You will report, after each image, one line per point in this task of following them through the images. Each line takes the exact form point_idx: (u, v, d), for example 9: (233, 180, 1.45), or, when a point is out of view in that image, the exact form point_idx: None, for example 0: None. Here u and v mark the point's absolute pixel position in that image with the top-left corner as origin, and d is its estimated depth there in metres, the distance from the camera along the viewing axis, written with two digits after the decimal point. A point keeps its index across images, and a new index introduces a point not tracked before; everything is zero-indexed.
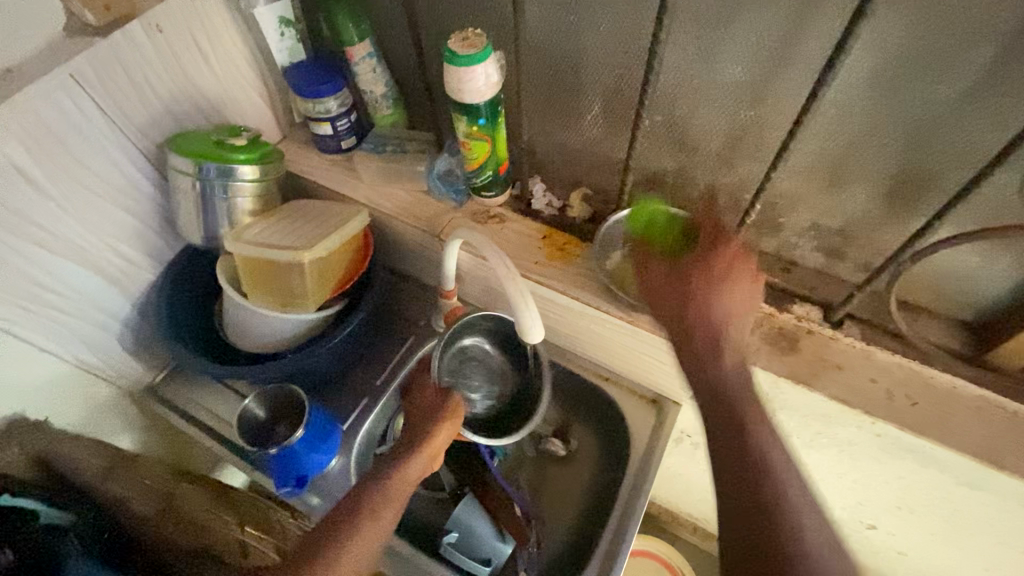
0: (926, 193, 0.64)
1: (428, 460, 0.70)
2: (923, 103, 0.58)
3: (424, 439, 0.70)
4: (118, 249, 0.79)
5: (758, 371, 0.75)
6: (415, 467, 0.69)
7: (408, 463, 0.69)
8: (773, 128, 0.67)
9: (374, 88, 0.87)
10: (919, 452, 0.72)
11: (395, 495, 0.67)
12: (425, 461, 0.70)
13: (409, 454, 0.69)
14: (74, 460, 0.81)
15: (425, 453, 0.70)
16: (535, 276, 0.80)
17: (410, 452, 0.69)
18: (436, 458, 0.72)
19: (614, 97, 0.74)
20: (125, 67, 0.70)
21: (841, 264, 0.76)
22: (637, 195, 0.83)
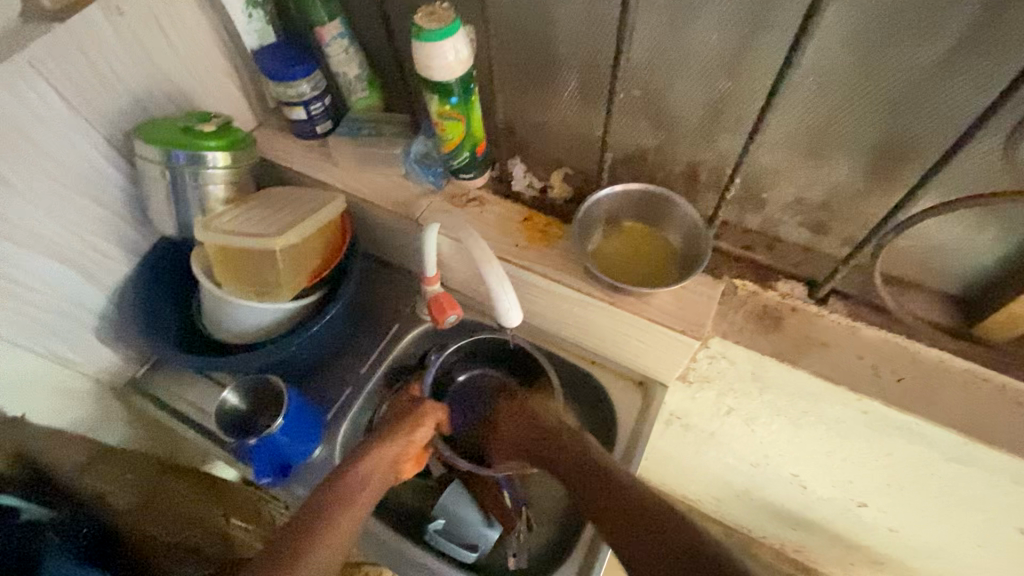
0: (909, 162, 0.62)
1: (399, 457, 0.73)
2: (905, 65, 0.56)
3: (401, 436, 0.73)
4: (90, 242, 0.77)
5: (743, 350, 0.74)
6: (388, 461, 0.71)
7: (382, 456, 0.71)
8: (753, 98, 0.65)
9: (347, 70, 0.84)
10: (907, 429, 0.71)
11: (368, 487, 0.69)
12: (400, 457, 0.72)
13: (386, 449, 0.71)
14: (51, 456, 0.82)
15: (398, 449, 0.72)
16: (516, 259, 0.77)
17: (387, 446, 0.72)
18: (407, 459, 0.74)
19: (591, 71, 0.72)
20: (87, 53, 0.67)
21: (826, 239, 0.75)
22: (618, 174, 0.81)
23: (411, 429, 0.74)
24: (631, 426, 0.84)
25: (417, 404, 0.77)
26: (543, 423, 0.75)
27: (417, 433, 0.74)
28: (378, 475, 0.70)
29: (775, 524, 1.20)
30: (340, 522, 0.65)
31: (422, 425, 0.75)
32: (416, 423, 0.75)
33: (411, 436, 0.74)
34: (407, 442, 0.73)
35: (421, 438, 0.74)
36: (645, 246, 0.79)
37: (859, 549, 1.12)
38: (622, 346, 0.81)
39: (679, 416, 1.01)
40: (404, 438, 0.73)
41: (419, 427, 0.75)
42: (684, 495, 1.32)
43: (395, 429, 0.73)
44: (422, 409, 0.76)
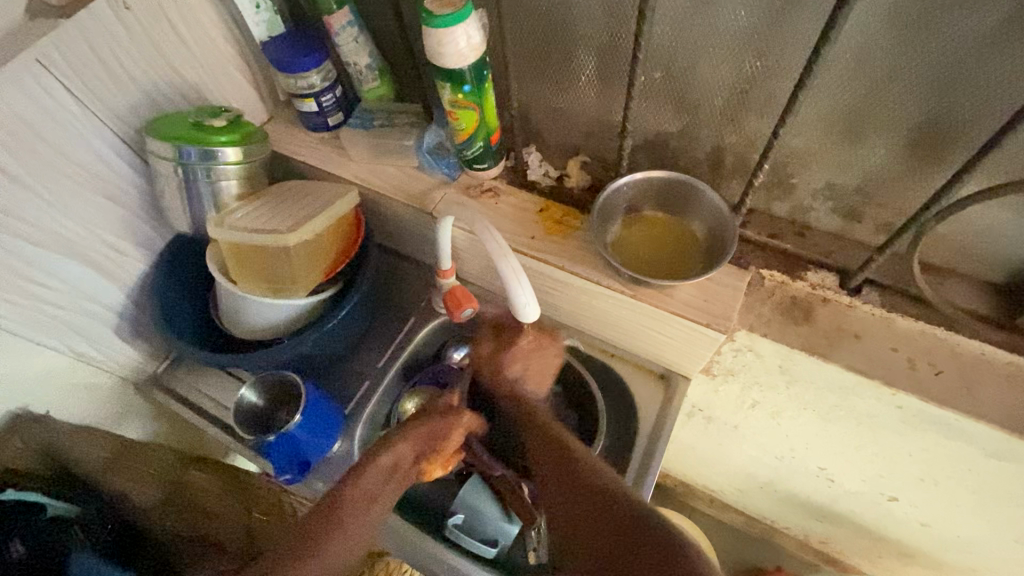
0: (955, 143, 0.59)
1: (424, 459, 0.70)
2: (951, 39, 0.52)
3: (431, 437, 0.70)
4: (107, 240, 0.77)
5: (770, 343, 0.71)
6: (411, 462, 0.69)
7: (406, 455, 0.68)
8: (783, 78, 0.61)
9: (357, 59, 0.82)
10: (946, 425, 0.68)
11: (387, 489, 0.67)
12: (424, 459, 0.69)
13: (409, 447, 0.69)
14: (76, 454, 0.83)
15: (425, 449, 0.70)
16: (533, 251, 0.75)
17: (414, 446, 0.69)
18: (432, 462, 0.70)
19: (610, 54, 0.69)
20: (96, 49, 0.67)
21: (859, 226, 0.71)
22: (638, 160, 0.78)
23: (445, 432, 0.70)
24: (653, 420, 0.82)
25: (454, 409, 0.72)
26: (535, 407, 0.73)
27: (449, 438, 0.71)
28: (399, 473, 0.68)
29: (800, 515, 1.18)
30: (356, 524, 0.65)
31: (457, 427, 0.71)
32: (448, 426, 0.71)
33: (442, 439, 0.70)
34: (436, 444, 0.70)
35: (452, 442, 0.71)
36: (667, 236, 0.76)
37: (888, 542, 1.09)
38: (645, 339, 0.79)
39: (702, 408, 0.99)
40: (433, 440, 0.70)
41: (454, 432, 0.71)
42: (705, 485, 1.31)
43: (425, 429, 0.70)
44: (460, 417, 0.71)
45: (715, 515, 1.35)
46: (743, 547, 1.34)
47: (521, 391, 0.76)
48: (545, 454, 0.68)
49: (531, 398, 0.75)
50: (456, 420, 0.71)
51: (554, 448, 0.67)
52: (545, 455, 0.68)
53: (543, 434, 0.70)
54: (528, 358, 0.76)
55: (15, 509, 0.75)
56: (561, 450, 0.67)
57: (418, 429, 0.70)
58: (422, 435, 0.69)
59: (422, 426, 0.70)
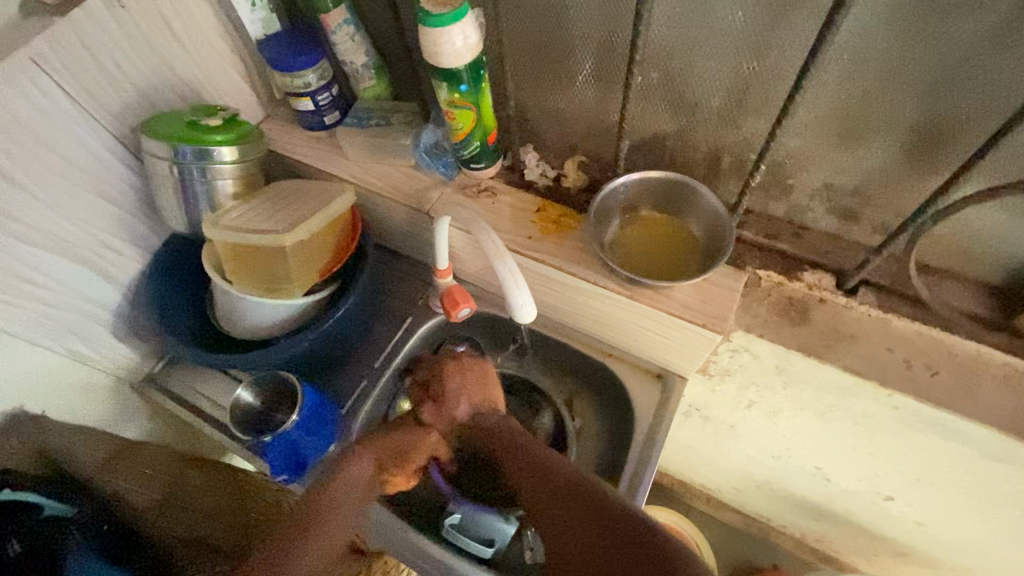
0: (951, 146, 0.59)
1: (383, 468, 0.66)
2: (948, 42, 0.52)
3: (392, 446, 0.67)
4: (103, 240, 0.77)
5: (767, 344, 0.71)
6: (372, 473, 0.66)
7: (363, 467, 0.65)
8: (780, 78, 0.61)
9: (353, 59, 0.82)
10: (941, 425, 0.68)
11: (351, 501, 0.65)
12: (385, 471, 0.66)
13: (369, 463, 0.66)
14: (71, 451, 0.83)
15: (384, 458, 0.66)
16: (530, 251, 0.75)
17: (374, 453, 0.66)
18: (395, 473, 0.67)
19: (607, 53, 0.69)
20: (90, 49, 0.66)
21: (856, 226, 0.71)
22: (636, 160, 0.78)
23: (410, 445, 0.67)
24: (649, 419, 0.82)
25: (419, 427, 0.68)
26: (493, 430, 0.67)
27: (413, 453, 0.67)
28: (360, 483, 0.65)
29: (797, 514, 1.18)
30: (301, 564, 0.62)
31: (423, 438, 0.67)
32: (413, 441, 0.67)
33: (403, 452, 0.67)
34: (399, 457, 0.66)
35: (416, 457, 0.67)
36: (665, 236, 0.76)
37: (884, 541, 1.09)
38: (642, 339, 0.78)
39: (699, 407, 0.99)
40: (394, 450, 0.67)
41: (422, 441, 0.67)
42: (701, 484, 1.31)
43: (387, 440, 0.67)
44: (423, 434, 0.68)
45: (712, 514, 1.36)
46: (739, 545, 1.34)
47: (481, 416, 0.68)
48: (515, 459, 0.64)
49: (494, 420, 0.67)
50: (424, 432, 0.68)
51: (520, 451, 0.64)
52: (526, 469, 0.63)
53: (515, 451, 0.64)
54: (502, 362, 0.72)
55: (11, 508, 0.74)
56: (529, 456, 0.63)
57: (380, 442, 0.67)
58: (383, 448, 0.67)
59: (382, 436, 0.67)
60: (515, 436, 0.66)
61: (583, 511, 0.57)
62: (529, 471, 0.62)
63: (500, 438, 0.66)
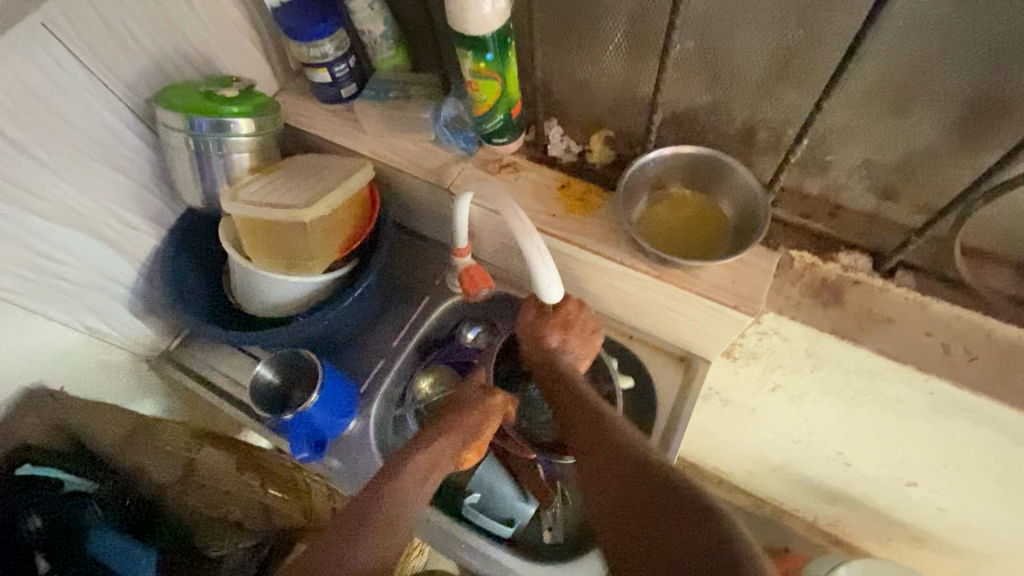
0: (1008, 119, 0.55)
1: (463, 449, 0.70)
2: (1018, 5, 0.48)
3: (469, 428, 0.70)
4: (118, 213, 0.75)
5: (799, 327, 0.69)
6: (451, 453, 0.69)
7: (444, 451, 0.68)
8: (826, 47, 0.58)
9: (372, 27, 0.79)
10: (977, 411, 0.66)
11: (417, 489, 0.66)
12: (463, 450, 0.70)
13: (448, 443, 0.69)
14: (91, 425, 0.83)
15: (464, 440, 0.69)
16: (555, 229, 0.73)
17: (454, 438, 0.69)
18: (471, 450, 0.71)
19: (639, 21, 0.66)
20: (103, 14, 0.64)
21: (896, 206, 0.68)
22: (665, 135, 0.75)
23: (480, 422, 0.70)
24: (672, 402, 0.81)
25: (487, 394, 0.72)
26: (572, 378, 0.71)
27: (486, 424, 0.71)
28: (440, 467, 0.68)
29: (812, 498, 1.18)
30: (395, 505, 0.64)
31: (491, 410, 0.71)
32: (486, 410, 0.71)
33: (479, 428, 0.70)
34: (474, 434, 0.70)
35: (487, 431, 0.71)
36: (695, 214, 0.73)
37: (901, 526, 1.08)
38: (667, 321, 0.77)
39: (719, 390, 0.97)
40: (472, 430, 0.70)
41: (488, 420, 0.71)
42: (716, 467, 1.31)
43: (466, 422, 0.69)
44: (493, 401, 0.71)
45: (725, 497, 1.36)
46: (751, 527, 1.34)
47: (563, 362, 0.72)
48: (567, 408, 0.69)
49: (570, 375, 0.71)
50: (492, 400, 0.71)
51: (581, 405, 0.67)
52: (575, 414, 0.67)
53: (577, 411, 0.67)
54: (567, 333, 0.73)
55: (32, 485, 0.76)
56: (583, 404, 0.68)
57: (459, 421, 0.69)
58: (463, 427, 0.69)
59: (460, 417, 0.70)
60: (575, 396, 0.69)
61: (631, 482, 0.58)
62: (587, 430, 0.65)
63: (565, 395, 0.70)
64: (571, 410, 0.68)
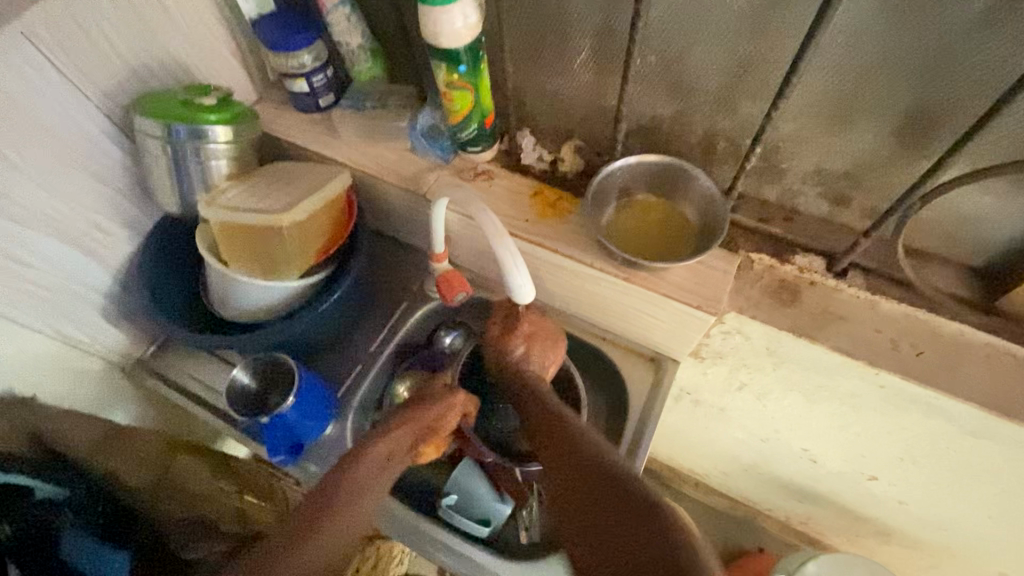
0: (941, 129, 0.60)
1: (421, 441, 0.70)
2: (941, 26, 0.53)
3: (427, 420, 0.70)
4: (93, 220, 0.76)
5: (759, 326, 0.72)
6: (408, 444, 0.69)
7: (403, 440, 0.68)
8: (776, 63, 0.62)
9: (349, 39, 0.81)
10: (924, 403, 0.70)
11: (371, 481, 0.66)
12: (421, 442, 0.70)
13: (406, 433, 0.69)
14: (64, 434, 0.81)
15: (423, 431, 0.70)
16: (527, 234, 0.76)
17: (413, 428, 0.69)
18: (428, 443, 0.71)
19: (605, 36, 0.69)
20: (81, 24, 0.65)
21: (846, 211, 0.73)
22: (632, 144, 0.79)
23: (441, 413, 0.71)
24: (643, 400, 0.84)
25: (450, 390, 0.73)
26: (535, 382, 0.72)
27: (446, 418, 0.72)
28: (397, 458, 0.68)
29: (783, 497, 1.21)
30: (353, 493, 0.64)
31: (452, 405, 0.72)
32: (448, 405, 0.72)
33: (438, 421, 0.71)
34: (432, 427, 0.71)
35: (448, 424, 0.72)
36: (660, 219, 0.77)
37: (867, 521, 1.12)
38: (636, 322, 0.80)
39: (690, 391, 1.01)
40: (430, 422, 0.71)
41: (449, 413, 0.72)
42: (691, 469, 1.34)
43: (424, 412, 0.70)
44: (456, 396, 0.73)
45: (700, 499, 1.39)
46: (725, 528, 1.37)
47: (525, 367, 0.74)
48: (532, 416, 0.69)
49: (530, 379, 0.72)
50: (452, 398, 0.72)
51: (543, 410, 0.68)
52: (540, 423, 0.68)
53: (542, 417, 0.68)
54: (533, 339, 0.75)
55: (2, 493, 0.73)
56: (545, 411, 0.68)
57: (417, 414, 0.70)
58: (420, 419, 0.70)
59: (418, 409, 0.71)
60: (541, 402, 0.70)
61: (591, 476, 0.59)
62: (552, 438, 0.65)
63: (525, 399, 0.71)
64: (534, 411, 0.69)
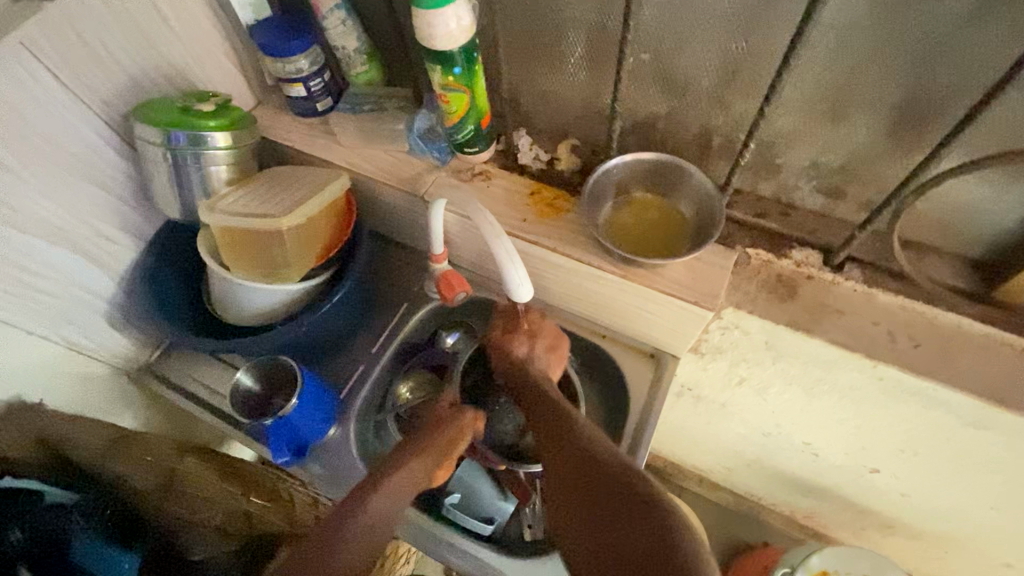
0: (933, 121, 0.60)
1: (438, 466, 0.70)
2: (930, 20, 0.53)
3: (441, 446, 0.71)
4: (96, 227, 0.77)
5: (757, 320, 0.73)
6: (425, 472, 0.68)
7: (419, 470, 0.68)
8: (767, 58, 0.63)
9: (345, 43, 0.82)
10: (923, 395, 0.70)
11: (388, 512, 0.64)
12: (439, 466, 0.69)
13: (422, 460, 0.68)
14: (71, 438, 0.82)
15: (439, 456, 0.70)
16: (525, 233, 0.76)
17: (429, 453, 0.69)
18: (444, 467, 0.70)
19: (598, 35, 0.70)
20: (80, 34, 0.66)
21: (842, 204, 0.73)
22: (627, 142, 0.79)
23: (454, 437, 0.72)
24: (643, 396, 0.84)
25: (459, 413, 0.74)
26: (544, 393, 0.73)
27: (459, 439, 0.72)
28: (415, 486, 0.67)
29: (787, 491, 1.21)
30: (375, 522, 0.63)
31: (464, 430, 0.73)
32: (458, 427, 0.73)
33: (453, 445, 0.71)
34: (447, 451, 0.71)
35: (460, 446, 0.72)
36: (657, 217, 0.77)
37: (870, 514, 1.13)
38: (635, 319, 0.80)
39: (691, 387, 1.01)
40: (446, 445, 0.71)
41: (460, 439, 0.72)
42: (695, 465, 1.34)
43: (440, 437, 0.71)
44: (465, 419, 0.73)
45: (705, 494, 1.39)
46: (731, 523, 1.38)
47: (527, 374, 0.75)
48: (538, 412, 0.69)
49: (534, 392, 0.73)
50: (464, 420, 0.73)
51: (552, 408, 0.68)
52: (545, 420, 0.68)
53: (552, 419, 0.68)
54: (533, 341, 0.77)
55: (14, 500, 0.75)
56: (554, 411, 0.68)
57: (433, 441, 0.70)
58: (436, 445, 0.70)
59: (435, 435, 0.71)
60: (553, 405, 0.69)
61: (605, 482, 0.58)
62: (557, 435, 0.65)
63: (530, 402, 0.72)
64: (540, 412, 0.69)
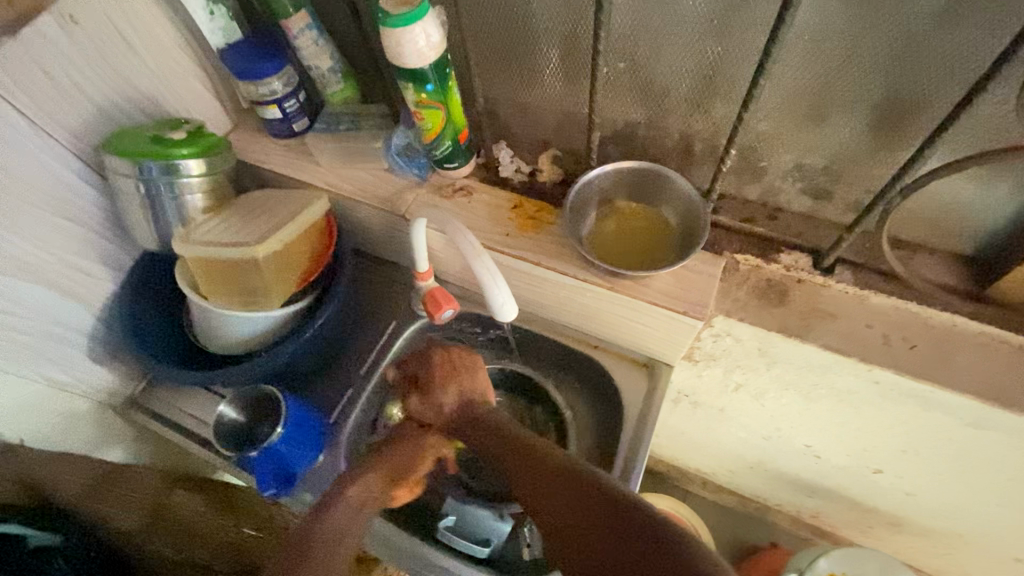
0: (916, 119, 0.59)
1: (394, 484, 0.68)
2: (907, 19, 0.52)
3: (400, 463, 0.68)
4: (71, 262, 0.75)
5: (748, 327, 0.71)
6: (381, 490, 0.67)
7: (373, 485, 0.67)
8: (742, 63, 0.62)
9: (319, 62, 0.80)
10: (922, 398, 0.68)
11: (351, 524, 0.65)
12: (393, 485, 0.68)
13: (375, 479, 0.67)
14: (51, 478, 0.86)
15: (393, 473, 0.68)
16: (508, 249, 0.75)
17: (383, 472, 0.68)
18: (400, 488, 0.68)
19: (571, 47, 0.69)
20: (44, 68, 0.64)
21: (830, 205, 0.72)
22: (609, 150, 0.78)
23: (412, 458, 0.69)
24: (639, 408, 0.82)
25: (420, 431, 0.71)
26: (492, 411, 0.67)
27: (418, 460, 0.70)
28: (370, 502, 0.66)
29: (791, 493, 1.20)
30: (335, 533, 0.64)
31: (420, 445, 0.70)
32: (415, 446, 0.70)
33: (410, 464, 0.69)
34: (404, 470, 0.69)
35: (419, 467, 0.70)
36: (644, 226, 0.76)
37: (877, 513, 1.11)
38: (625, 330, 0.79)
39: (687, 393, 0.99)
40: (400, 464, 0.69)
41: (419, 456, 0.70)
42: (697, 469, 1.32)
43: (391, 454, 0.69)
44: (423, 438, 0.70)
45: (709, 496, 1.37)
46: (735, 526, 1.36)
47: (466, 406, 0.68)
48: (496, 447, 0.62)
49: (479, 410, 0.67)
50: (417, 438, 0.70)
51: (526, 451, 0.58)
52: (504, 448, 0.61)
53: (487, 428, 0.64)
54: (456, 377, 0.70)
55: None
56: (528, 456, 0.58)
57: (385, 458, 0.68)
58: (388, 464, 0.68)
59: (390, 452, 0.69)
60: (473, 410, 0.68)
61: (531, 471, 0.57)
62: (525, 471, 0.57)
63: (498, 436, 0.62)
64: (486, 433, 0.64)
